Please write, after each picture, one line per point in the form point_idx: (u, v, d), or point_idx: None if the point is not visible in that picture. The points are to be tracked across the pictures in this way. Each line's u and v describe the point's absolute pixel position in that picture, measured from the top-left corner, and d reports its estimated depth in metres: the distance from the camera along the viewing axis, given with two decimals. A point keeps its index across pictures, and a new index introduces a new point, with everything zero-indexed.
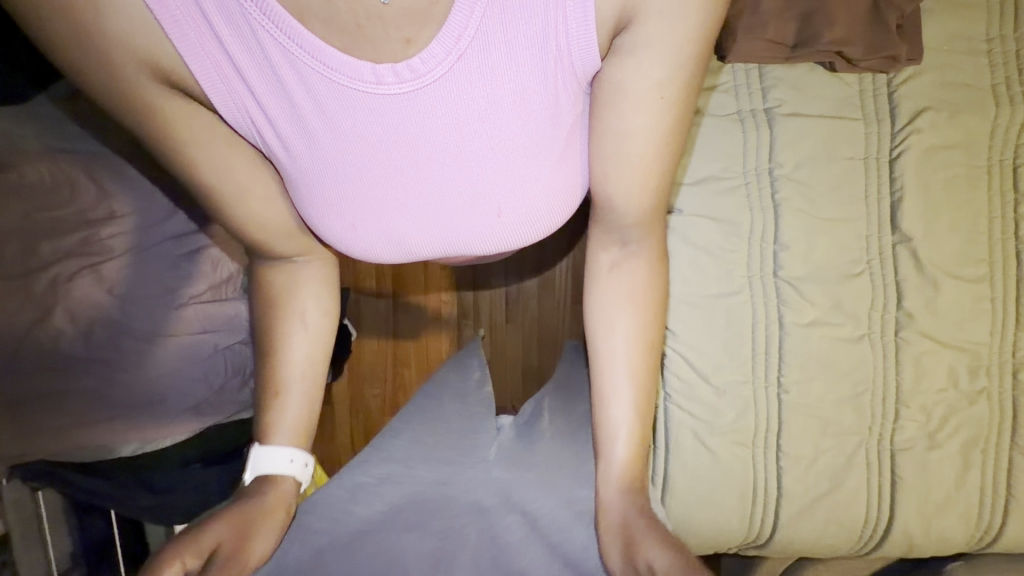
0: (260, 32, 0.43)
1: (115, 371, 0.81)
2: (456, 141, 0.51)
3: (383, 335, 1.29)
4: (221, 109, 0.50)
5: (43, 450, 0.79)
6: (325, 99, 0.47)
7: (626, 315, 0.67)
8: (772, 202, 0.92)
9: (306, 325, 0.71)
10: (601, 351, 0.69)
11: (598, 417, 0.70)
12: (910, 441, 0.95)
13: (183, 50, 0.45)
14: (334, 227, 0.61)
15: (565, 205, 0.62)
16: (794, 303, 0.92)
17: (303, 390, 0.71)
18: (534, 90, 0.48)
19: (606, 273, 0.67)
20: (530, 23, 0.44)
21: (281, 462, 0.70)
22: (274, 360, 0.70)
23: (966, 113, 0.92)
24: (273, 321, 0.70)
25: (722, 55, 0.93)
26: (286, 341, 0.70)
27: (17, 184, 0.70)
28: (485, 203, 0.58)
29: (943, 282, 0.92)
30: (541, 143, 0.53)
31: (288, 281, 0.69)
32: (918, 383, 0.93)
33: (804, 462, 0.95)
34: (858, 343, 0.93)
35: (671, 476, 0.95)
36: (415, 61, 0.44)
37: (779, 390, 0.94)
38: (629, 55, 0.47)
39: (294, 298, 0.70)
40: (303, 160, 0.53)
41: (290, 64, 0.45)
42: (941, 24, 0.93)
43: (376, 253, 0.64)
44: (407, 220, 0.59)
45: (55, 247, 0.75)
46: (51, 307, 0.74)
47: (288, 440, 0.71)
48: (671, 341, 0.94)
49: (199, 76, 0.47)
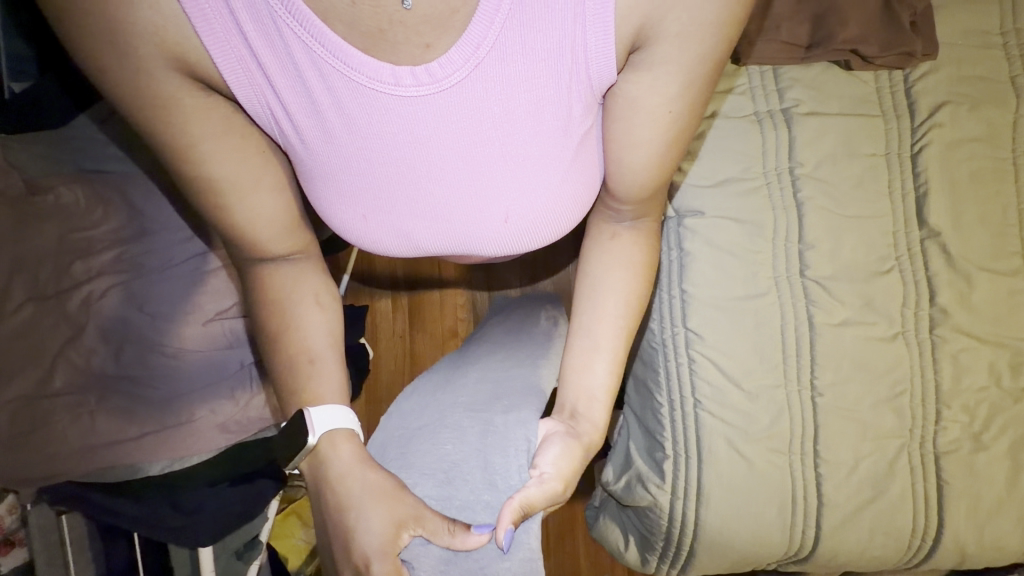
0: (284, 30, 0.42)
1: (145, 389, 0.80)
2: (470, 145, 0.51)
3: (400, 326, 1.35)
4: (241, 101, 0.48)
5: (69, 469, 0.75)
6: (343, 99, 0.47)
7: (622, 277, 0.68)
8: (795, 201, 0.92)
9: (323, 307, 0.66)
10: (592, 315, 0.68)
11: (575, 376, 0.69)
12: (955, 442, 0.91)
13: (209, 44, 0.44)
14: (344, 221, 0.59)
15: (572, 214, 0.61)
16: (822, 302, 0.91)
17: (338, 358, 0.66)
18: (548, 100, 0.49)
19: (607, 242, 0.67)
20: (550, 35, 0.44)
21: (340, 420, 0.64)
22: (289, 340, 0.64)
23: (986, 106, 0.92)
24: (282, 315, 0.64)
25: (737, 58, 0.94)
26: (302, 322, 0.65)
27: (54, 206, 0.80)
28: (494, 208, 0.57)
29: (977, 276, 0.90)
30: (552, 152, 0.53)
31: (286, 284, 0.64)
32: (958, 382, 0.90)
33: (845, 469, 0.91)
34: (891, 342, 0.91)
35: (705, 486, 0.92)
36: (434, 66, 0.45)
37: (813, 394, 0.91)
38: (645, 70, 0.48)
39: (292, 290, 0.64)
40: (320, 156, 0.52)
41: (311, 63, 0.44)
42: (955, 19, 0.93)
43: (383, 248, 0.62)
44: (418, 221, 0.58)
45: (88, 266, 0.80)
46: (83, 325, 0.78)
47: (336, 404, 0.65)
48: (699, 346, 0.92)
49: (223, 70, 0.45)
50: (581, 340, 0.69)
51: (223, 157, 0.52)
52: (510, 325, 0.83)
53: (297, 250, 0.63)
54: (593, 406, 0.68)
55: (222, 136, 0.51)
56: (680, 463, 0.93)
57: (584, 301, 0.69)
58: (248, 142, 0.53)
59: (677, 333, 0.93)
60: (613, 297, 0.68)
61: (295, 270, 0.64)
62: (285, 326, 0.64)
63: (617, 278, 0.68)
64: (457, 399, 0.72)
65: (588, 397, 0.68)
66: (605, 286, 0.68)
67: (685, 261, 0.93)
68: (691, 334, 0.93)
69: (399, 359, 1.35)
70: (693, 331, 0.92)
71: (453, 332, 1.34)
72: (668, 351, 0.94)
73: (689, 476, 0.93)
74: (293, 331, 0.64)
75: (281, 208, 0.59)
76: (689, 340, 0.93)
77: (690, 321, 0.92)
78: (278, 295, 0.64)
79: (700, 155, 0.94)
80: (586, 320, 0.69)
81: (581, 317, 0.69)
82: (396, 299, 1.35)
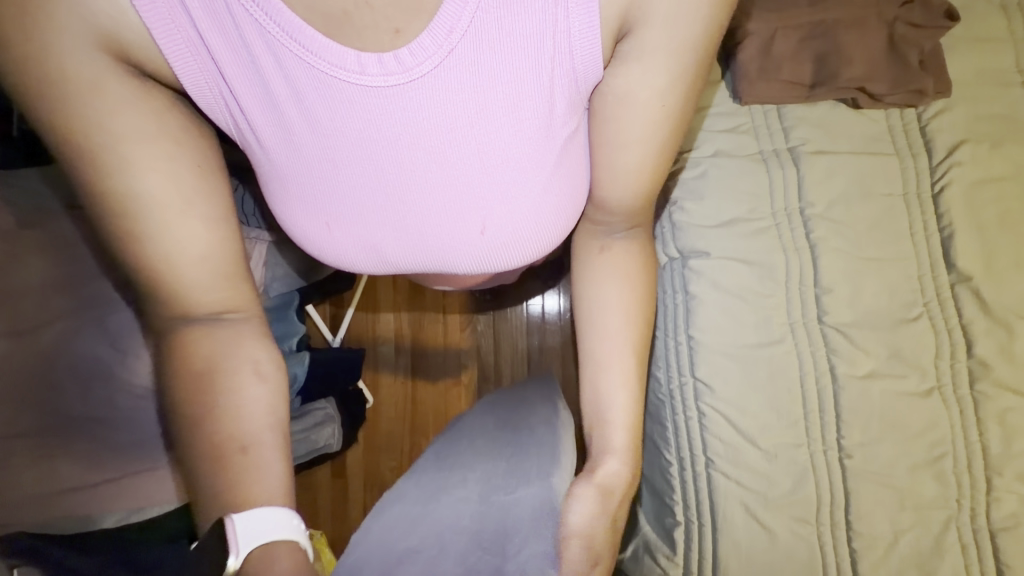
0: (235, 8, 0.39)
1: (112, 431, 0.77)
2: (443, 144, 0.47)
3: (401, 374, 1.30)
4: (189, 89, 0.45)
5: (19, 521, 0.72)
6: (304, 89, 0.43)
7: (618, 288, 0.62)
8: (807, 242, 0.86)
9: (264, 378, 0.54)
10: (593, 330, 0.63)
11: (585, 395, 0.63)
12: (1013, 517, 0.78)
13: (152, 24, 0.41)
14: (307, 229, 0.54)
15: (555, 228, 0.57)
16: (844, 351, 0.83)
17: (279, 441, 0.53)
18: (528, 96, 0.45)
19: (597, 255, 0.62)
20: (528, 21, 0.41)
21: (277, 527, 0.48)
22: (217, 423, 0.52)
23: (1011, 144, 0.87)
24: (211, 395, 0.52)
25: (737, 97, 0.91)
26: (235, 400, 0.52)
27: (41, 237, 0.77)
28: (470, 217, 0.52)
29: (1020, 326, 0.81)
30: (533, 155, 0.49)
31: (218, 349, 0.53)
32: (1010, 446, 0.79)
33: (882, 544, 0.79)
34: (927, 398, 0.81)
35: (722, 561, 0.81)
36: (404, 53, 0.41)
37: (840, 454, 0.81)
38: (632, 61, 0.45)
39: (228, 357, 0.53)
40: (277, 154, 0.48)
41: (267, 46, 0.41)
42: (967, 57, 0.90)
43: (349, 262, 0.57)
44: (386, 229, 0.53)
45: (66, 302, 0.77)
46: (54, 359, 0.75)
47: (277, 506, 0.51)
48: (708, 399, 0.84)
49: (168, 53, 0.42)
50: (587, 362, 0.63)
51: (148, 167, 0.46)
52: (500, 414, 0.68)
53: (236, 307, 0.54)
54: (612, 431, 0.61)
55: (149, 139, 0.45)
56: (692, 530, 0.84)
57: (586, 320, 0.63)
58: (178, 148, 0.47)
59: (685, 382, 0.87)
60: (613, 309, 0.62)
61: (231, 331, 0.54)
62: (212, 409, 0.52)
63: (613, 290, 0.62)
64: (455, 522, 0.51)
65: (599, 420, 0.62)
66: (604, 301, 0.62)
67: (690, 304, 0.87)
68: (699, 385, 0.85)
69: (399, 407, 1.29)
70: (702, 380, 0.85)
71: (456, 380, 1.29)
72: (676, 402, 0.88)
73: (703, 548, 0.83)
74: (223, 412, 0.52)
75: (213, 243, 0.50)
76: (697, 392, 0.86)
77: (699, 370, 0.85)
78: (208, 364, 0.53)
79: (702, 194, 0.90)
80: (590, 339, 0.63)
81: (584, 336, 0.64)
82: (398, 342, 1.30)
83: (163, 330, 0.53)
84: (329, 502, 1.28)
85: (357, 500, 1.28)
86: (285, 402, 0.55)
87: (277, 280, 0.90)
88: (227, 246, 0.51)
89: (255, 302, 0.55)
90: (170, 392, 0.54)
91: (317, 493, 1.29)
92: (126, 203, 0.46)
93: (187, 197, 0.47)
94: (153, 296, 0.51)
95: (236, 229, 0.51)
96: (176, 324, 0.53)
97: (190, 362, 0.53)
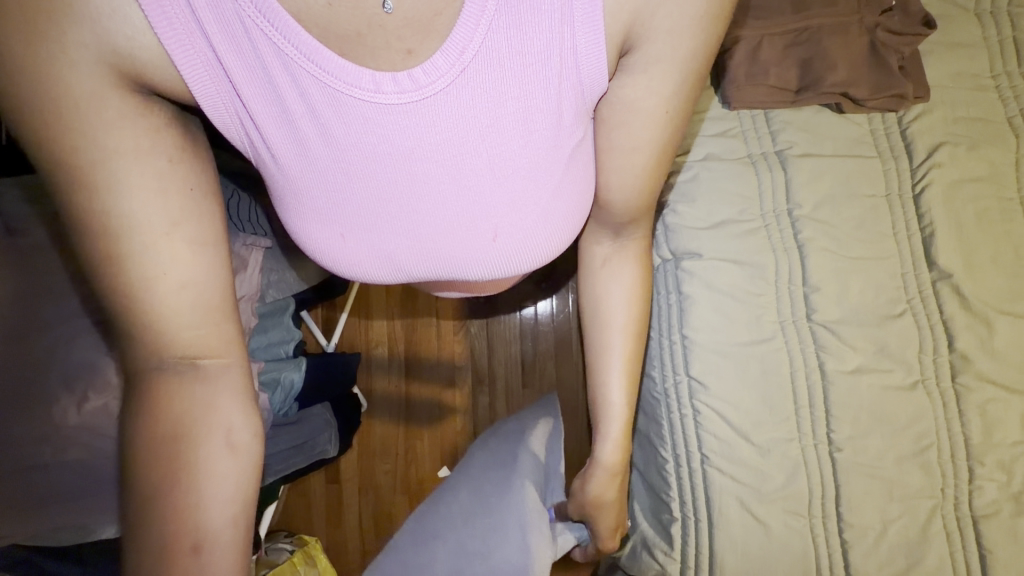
0: (254, 33, 0.40)
1: (104, 441, 0.74)
2: (455, 159, 0.48)
3: (395, 374, 1.30)
4: (207, 113, 0.45)
5: (23, 532, 0.73)
6: (320, 107, 0.44)
7: (622, 282, 0.69)
8: (795, 242, 0.89)
9: (236, 451, 0.55)
10: (597, 318, 0.71)
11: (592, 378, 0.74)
12: (994, 505, 0.81)
13: (173, 51, 0.41)
14: (319, 240, 0.54)
15: (565, 234, 0.58)
16: (833, 347, 0.85)
17: (238, 537, 0.55)
18: (538, 108, 0.46)
19: (600, 266, 0.69)
20: (538, 38, 0.42)
21: None
22: (175, 501, 0.53)
23: (986, 146, 0.90)
24: (171, 474, 0.53)
25: (727, 102, 0.94)
26: (203, 474, 0.53)
27: (34, 245, 0.76)
28: (482, 225, 0.53)
29: (997, 320, 0.84)
30: (543, 164, 0.50)
31: (195, 408, 0.53)
32: (989, 437, 0.82)
33: (872, 535, 0.82)
34: (912, 391, 0.84)
35: (718, 554, 0.83)
36: (417, 72, 0.43)
37: (830, 448, 0.84)
38: (639, 72, 0.47)
39: (205, 418, 0.54)
40: (293, 170, 0.49)
41: (283, 66, 0.41)
42: (943, 62, 0.94)
43: (363, 272, 0.57)
44: (400, 238, 0.54)
45: (58, 310, 0.75)
46: (47, 368, 0.73)
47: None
48: (704, 396, 0.86)
49: (188, 77, 0.43)
50: (593, 346, 0.72)
51: (135, 187, 0.45)
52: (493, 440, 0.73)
53: (215, 352, 0.53)
54: (607, 421, 0.73)
55: (139, 155, 0.45)
56: (690, 527, 0.86)
57: (589, 323, 0.72)
58: (173, 167, 0.47)
59: (679, 381, 0.89)
60: (609, 313, 0.70)
61: (205, 376, 0.53)
62: (170, 485, 0.53)
63: (613, 300, 0.70)
64: None
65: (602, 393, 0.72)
66: (608, 296, 0.70)
67: (684, 304, 0.89)
68: (695, 383, 0.87)
69: (393, 411, 1.29)
70: (696, 379, 0.87)
71: (450, 382, 1.30)
72: (671, 400, 0.89)
73: (700, 543, 0.85)
74: (185, 491, 0.53)
75: (196, 271, 0.49)
76: (692, 390, 0.87)
77: (693, 369, 0.87)
78: (178, 428, 0.53)
79: (694, 198, 0.92)
80: (593, 318, 0.71)
81: (591, 326, 0.72)
82: (392, 343, 1.31)
83: (137, 372, 0.52)
84: (323, 506, 1.28)
85: (353, 507, 1.27)
86: (257, 471, 0.57)
87: (273, 285, 0.89)
88: (211, 277, 0.50)
89: (232, 352, 0.54)
90: (130, 453, 0.53)
91: (311, 497, 1.29)
92: (117, 223, 0.46)
93: (168, 219, 0.47)
94: (132, 325, 0.50)
95: (223, 255, 0.51)
96: (162, 352, 0.51)
97: (160, 425, 0.52)
